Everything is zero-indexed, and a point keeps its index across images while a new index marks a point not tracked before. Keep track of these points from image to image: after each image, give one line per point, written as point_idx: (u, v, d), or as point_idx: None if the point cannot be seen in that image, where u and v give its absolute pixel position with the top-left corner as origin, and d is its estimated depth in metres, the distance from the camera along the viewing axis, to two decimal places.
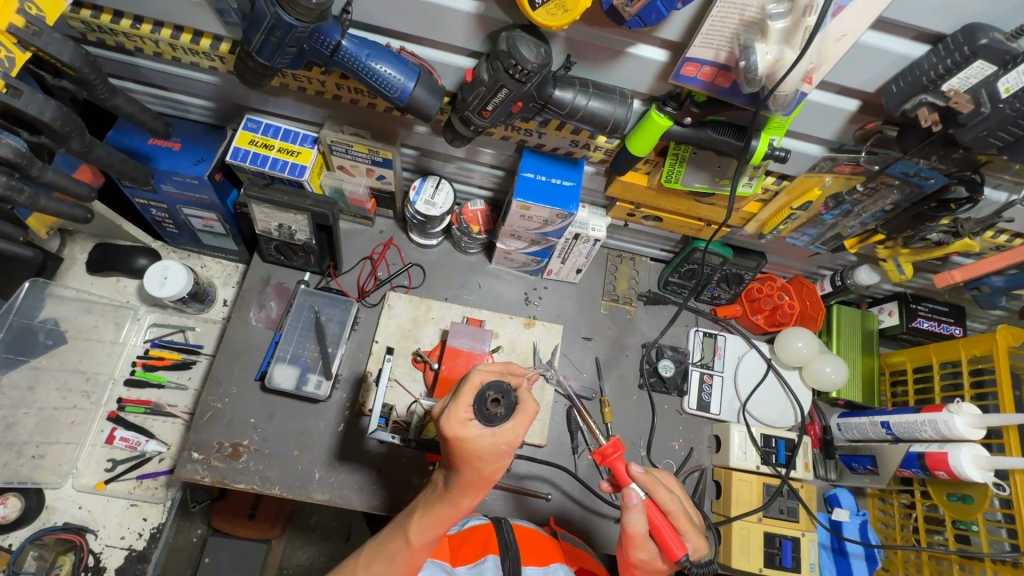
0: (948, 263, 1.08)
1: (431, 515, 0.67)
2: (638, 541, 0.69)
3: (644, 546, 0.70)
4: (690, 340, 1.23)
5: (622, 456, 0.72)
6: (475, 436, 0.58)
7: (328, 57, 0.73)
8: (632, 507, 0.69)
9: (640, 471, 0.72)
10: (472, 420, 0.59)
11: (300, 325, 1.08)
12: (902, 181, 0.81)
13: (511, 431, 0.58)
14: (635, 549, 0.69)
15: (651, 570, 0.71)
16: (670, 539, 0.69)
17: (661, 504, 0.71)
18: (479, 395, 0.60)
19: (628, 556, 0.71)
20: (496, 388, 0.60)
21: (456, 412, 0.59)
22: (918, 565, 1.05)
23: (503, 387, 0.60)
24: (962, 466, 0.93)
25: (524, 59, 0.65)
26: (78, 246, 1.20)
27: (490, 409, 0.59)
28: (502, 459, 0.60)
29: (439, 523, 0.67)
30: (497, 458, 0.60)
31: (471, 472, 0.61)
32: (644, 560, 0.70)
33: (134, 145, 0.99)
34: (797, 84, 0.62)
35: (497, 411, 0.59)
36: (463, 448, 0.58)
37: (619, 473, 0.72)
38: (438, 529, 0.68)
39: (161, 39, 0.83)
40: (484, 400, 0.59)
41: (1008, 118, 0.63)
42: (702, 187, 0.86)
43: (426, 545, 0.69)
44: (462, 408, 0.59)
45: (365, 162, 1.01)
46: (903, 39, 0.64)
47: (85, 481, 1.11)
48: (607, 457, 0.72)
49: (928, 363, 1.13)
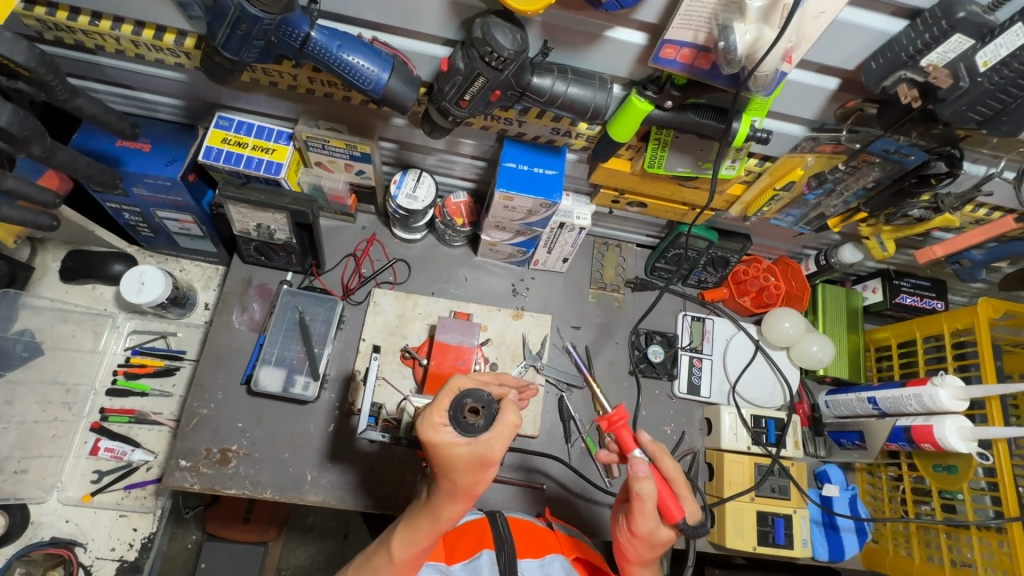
0: (929, 238, 1.09)
1: (412, 528, 0.70)
2: (645, 510, 0.71)
3: (649, 516, 0.71)
4: (679, 324, 1.23)
5: (628, 423, 0.75)
6: (450, 443, 0.62)
7: (298, 50, 0.70)
8: (638, 476, 0.71)
9: (644, 444, 0.75)
10: (446, 427, 0.63)
11: (284, 325, 1.05)
12: (882, 159, 0.81)
13: (485, 443, 0.62)
14: (640, 518, 0.71)
15: (654, 543, 0.72)
16: (671, 502, 0.72)
17: (663, 471, 0.75)
18: (457, 402, 0.64)
19: (635, 528, 0.72)
20: (474, 398, 0.64)
21: (432, 419, 0.63)
22: (907, 536, 1.08)
23: (480, 398, 0.64)
24: (946, 438, 0.94)
25: (500, 47, 0.63)
26: (50, 254, 1.17)
27: (467, 418, 0.63)
28: (476, 470, 0.63)
29: (420, 536, 0.69)
30: (472, 468, 0.63)
31: (449, 482, 0.64)
32: (648, 530, 0.72)
33: (100, 147, 0.95)
34: (778, 64, 0.62)
35: (473, 420, 0.63)
36: (439, 453, 0.62)
37: (625, 440, 0.75)
38: (418, 544, 0.69)
39: (122, 36, 0.79)
40: (462, 408, 0.63)
41: (987, 91, 0.63)
42: (685, 171, 0.85)
43: (408, 563, 0.70)
44: (437, 413, 0.63)
45: (343, 158, 0.99)
46: (881, 14, 0.63)
47: (70, 494, 1.09)
48: (614, 424, 0.76)
49: (912, 338, 1.15)
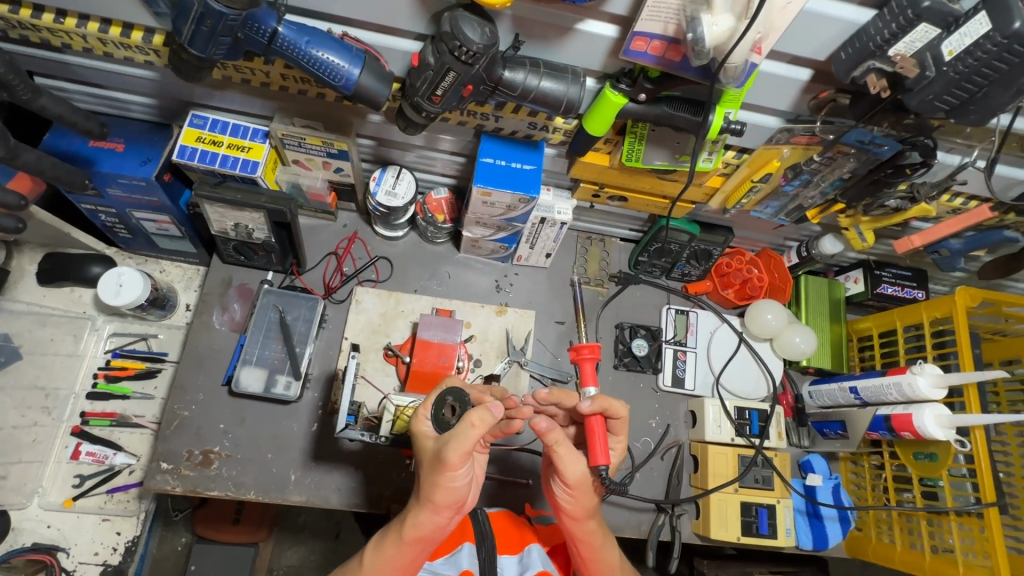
0: (908, 228, 1.10)
1: (386, 534, 0.73)
2: (567, 456, 0.74)
3: (576, 462, 0.75)
4: (663, 318, 1.23)
5: (595, 357, 0.77)
6: (424, 433, 0.72)
7: (265, 46, 0.69)
8: (546, 430, 0.73)
9: (589, 401, 0.75)
10: (429, 420, 0.73)
11: (265, 325, 1.04)
12: (857, 150, 0.82)
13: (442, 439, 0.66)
14: (568, 463, 0.74)
15: (582, 488, 0.76)
16: (597, 449, 0.75)
17: (612, 414, 0.77)
18: (442, 400, 0.73)
19: (565, 477, 0.75)
20: (455, 398, 0.73)
21: (419, 412, 0.75)
22: (890, 523, 1.09)
23: (460, 398, 0.72)
24: (925, 425, 0.95)
25: (469, 41, 0.63)
26: (26, 257, 1.15)
27: (444, 414, 0.72)
28: (435, 470, 0.67)
29: (387, 546, 0.71)
30: (433, 467, 0.67)
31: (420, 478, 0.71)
32: (579, 477, 0.75)
33: (72, 147, 0.93)
34: (746, 55, 0.62)
35: (448, 416, 0.72)
36: (419, 441, 0.72)
37: (586, 371, 0.78)
38: (384, 558, 0.71)
39: (88, 34, 0.78)
40: (441, 404, 0.72)
41: (954, 80, 0.63)
42: (662, 165, 0.85)
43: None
44: (425, 408, 0.74)
45: (320, 155, 0.98)
46: (849, 4, 0.63)
47: (52, 499, 1.08)
48: (581, 356, 0.78)
49: (893, 327, 1.15)
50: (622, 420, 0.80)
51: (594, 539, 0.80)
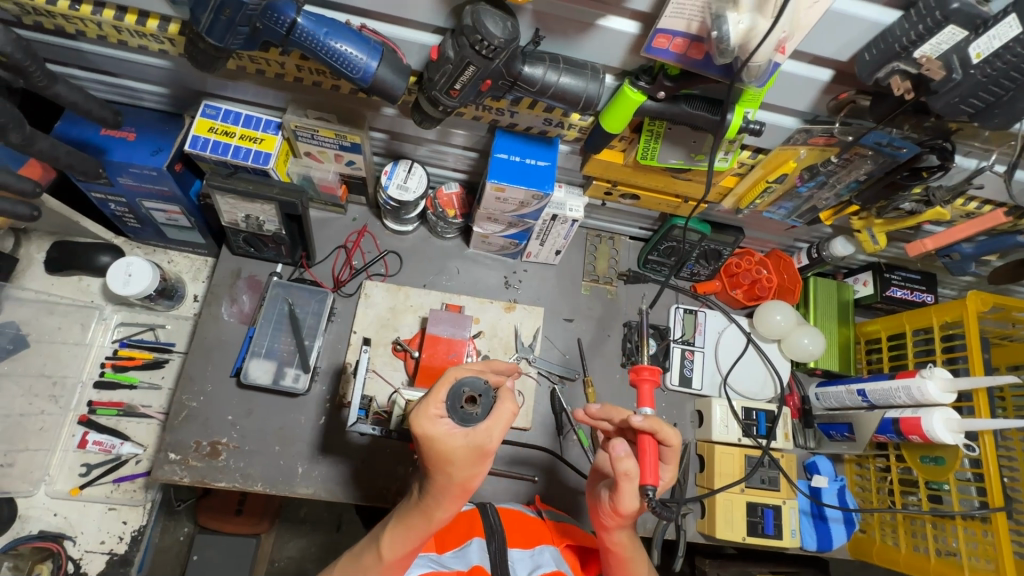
0: (920, 232, 1.09)
1: (403, 528, 0.70)
2: (628, 488, 0.73)
3: (632, 491, 0.74)
4: (671, 317, 1.23)
5: (654, 380, 0.76)
6: (446, 433, 0.63)
7: (284, 37, 0.69)
8: (620, 456, 0.73)
9: (641, 419, 0.74)
10: (442, 418, 0.64)
11: (274, 317, 1.04)
12: (875, 152, 0.81)
13: (482, 433, 0.63)
14: (623, 492, 0.74)
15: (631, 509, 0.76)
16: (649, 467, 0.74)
17: (662, 439, 0.75)
18: (454, 392, 0.65)
19: (616, 505, 0.75)
20: (471, 387, 0.66)
21: (427, 410, 0.64)
22: (894, 526, 1.09)
23: (478, 387, 0.66)
24: (934, 430, 0.95)
25: (491, 35, 0.62)
26: (34, 245, 1.14)
27: (465, 407, 0.64)
28: (472, 465, 0.64)
29: (411, 535, 0.70)
30: (469, 462, 0.64)
31: (442, 475, 0.65)
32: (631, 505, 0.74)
33: (84, 136, 0.93)
34: (770, 53, 0.61)
35: (471, 410, 0.64)
36: (434, 446, 0.63)
37: (644, 395, 0.77)
38: (410, 544, 0.71)
39: (103, 21, 0.77)
40: (459, 397, 0.65)
41: (981, 82, 0.63)
42: (677, 163, 0.85)
43: (399, 560, 0.71)
44: (433, 405, 0.64)
45: (333, 148, 0.98)
46: (874, 4, 0.63)
47: (58, 488, 1.08)
48: (640, 377, 0.77)
49: (902, 331, 1.15)
50: (673, 448, 0.78)
51: (626, 551, 0.80)
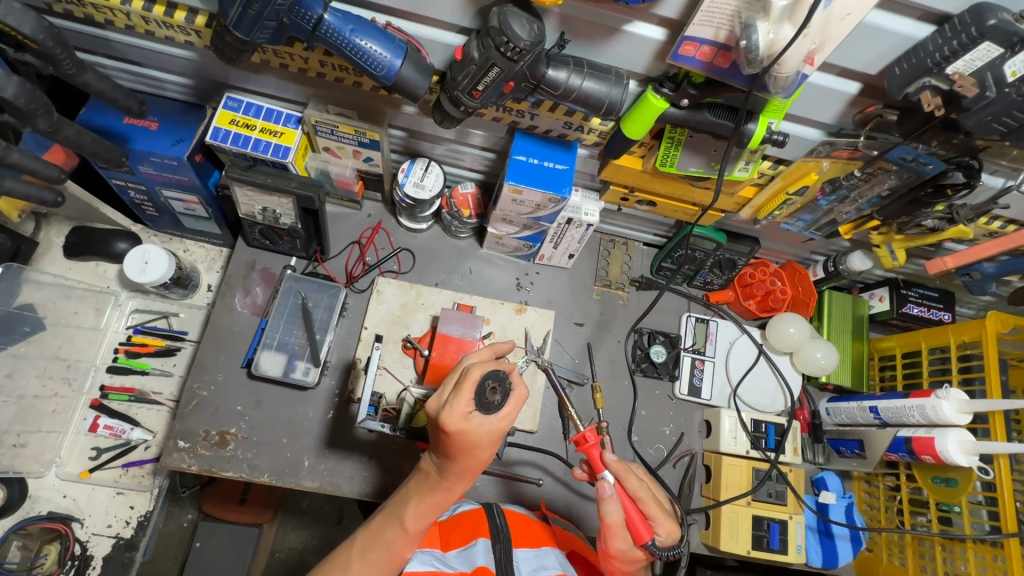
0: (941, 249, 1.08)
1: (426, 502, 0.75)
2: (614, 534, 0.73)
3: (622, 537, 0.74)
4: (682, 325, 1.22)
5: (597, 443, 0.78)
6: (477, 425, 0.65)
7: (310, 33, 0.69)
8: (607, 498, 0.73)
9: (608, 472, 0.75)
10: (473, 413, 0.65)
11: (287, 310, 1.05)
12: (899, 167, 0.80)
13: (506, 419, 0.66)
14: (613, 540, 0.73)
15: (629, 561, 0.74)
16: (640, 525, 0.74)
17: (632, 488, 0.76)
18: (478, 385, 0.66)
19: (606, 547, 0.75)
20: (494, 377, 0.66)
21: (457, 407, 0.65)
22: (902, 546, 1.08)
23: (499, 376, 0.66)
24: (949, 452, 0.93)
25: (517, 37, 0.62)
26: (54, 230, 1.16)
27: (489, 397, 0.66)
28: (496, 444, 0.68)
29: (434, 509, 0.75)
30: (493, 443, 0.68)
31: (469, 459, 0.69)
32: (623, 551, 0.74)
33: (108, 123, 0.94)
34: (799, 64, 0.61)
35: (494, 399, 0.66)
36: (468, 437, 0.65)
37: (594, 461, 0.77)
38: (432, 514, 0.76)
39: (132, 11, 0.78)
40: (484, 389, 0.65)
41: (1013, 102, 0.62)
42: (697, 171, 0.84)
43: (420, 530, 0.76)
44: (463, 402, 0.65)
45: (351, 144, 0.98)
46: (907, 19, 0.62)
47: (69, 470, 1.09)
48: (585, 446, 0.79)
49: (917, 348, 1.14)
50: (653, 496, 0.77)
51: None
